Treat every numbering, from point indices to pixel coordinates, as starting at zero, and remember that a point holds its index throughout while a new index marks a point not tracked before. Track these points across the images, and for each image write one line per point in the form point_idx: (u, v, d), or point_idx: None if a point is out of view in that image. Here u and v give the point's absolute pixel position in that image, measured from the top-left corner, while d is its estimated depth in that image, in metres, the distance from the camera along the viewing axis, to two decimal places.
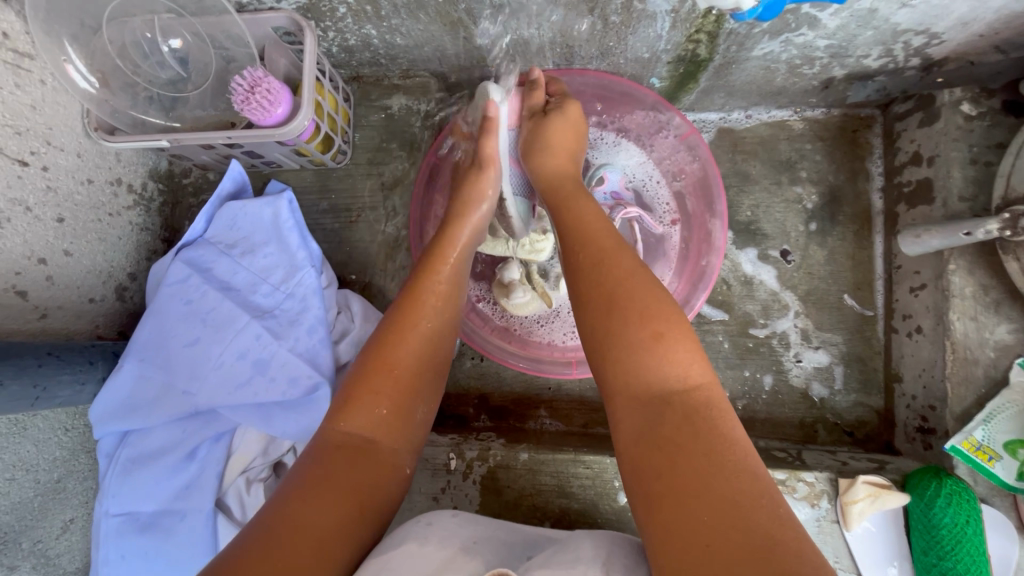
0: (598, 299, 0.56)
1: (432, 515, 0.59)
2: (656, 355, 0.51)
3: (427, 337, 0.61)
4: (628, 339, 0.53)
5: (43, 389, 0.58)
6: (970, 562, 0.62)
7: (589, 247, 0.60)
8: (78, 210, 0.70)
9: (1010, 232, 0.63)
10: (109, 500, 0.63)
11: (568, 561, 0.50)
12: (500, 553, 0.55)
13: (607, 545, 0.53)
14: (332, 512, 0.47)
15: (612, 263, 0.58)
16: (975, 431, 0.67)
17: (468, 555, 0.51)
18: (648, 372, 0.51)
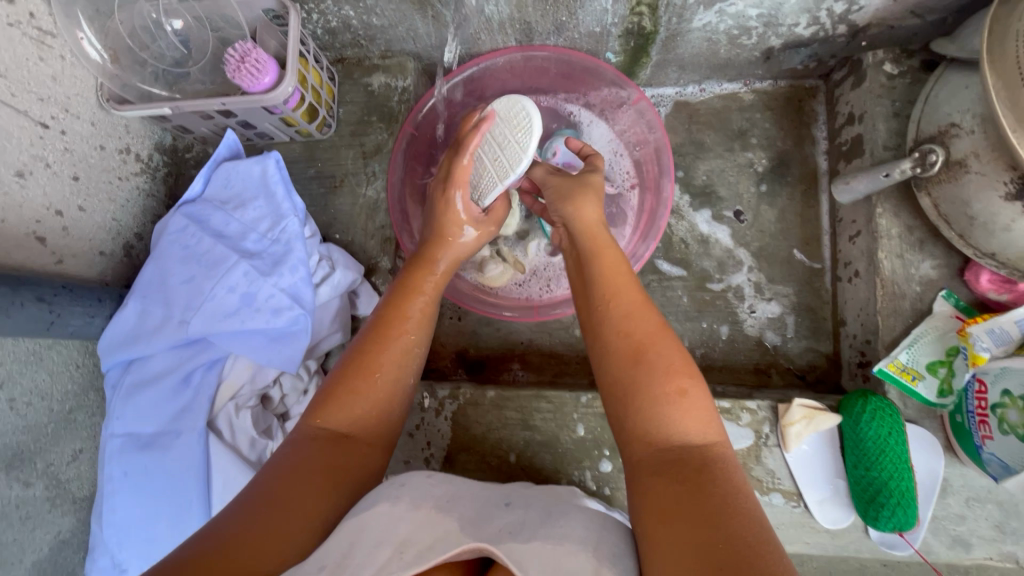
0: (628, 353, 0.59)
1: (405, 479, 0.62)
2: (667, 396, 0.56)
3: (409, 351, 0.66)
4: (655, 388, 0.57)
5: (56, 316, 0.67)
6: (893, 470, 0.66)
7: (617, 301, 0.63)
8: (90, 171, 0.79)
9: (920, 169, 0.70)
10: (114, 421, 0.71)
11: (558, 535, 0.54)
12: (473, 506, 0.60)
13: (592, 525, 0.57)
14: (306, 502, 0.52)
15: (638, 321, 0.61)
16: (900, 354, 0.72)
17: (441, 512, 0.56)
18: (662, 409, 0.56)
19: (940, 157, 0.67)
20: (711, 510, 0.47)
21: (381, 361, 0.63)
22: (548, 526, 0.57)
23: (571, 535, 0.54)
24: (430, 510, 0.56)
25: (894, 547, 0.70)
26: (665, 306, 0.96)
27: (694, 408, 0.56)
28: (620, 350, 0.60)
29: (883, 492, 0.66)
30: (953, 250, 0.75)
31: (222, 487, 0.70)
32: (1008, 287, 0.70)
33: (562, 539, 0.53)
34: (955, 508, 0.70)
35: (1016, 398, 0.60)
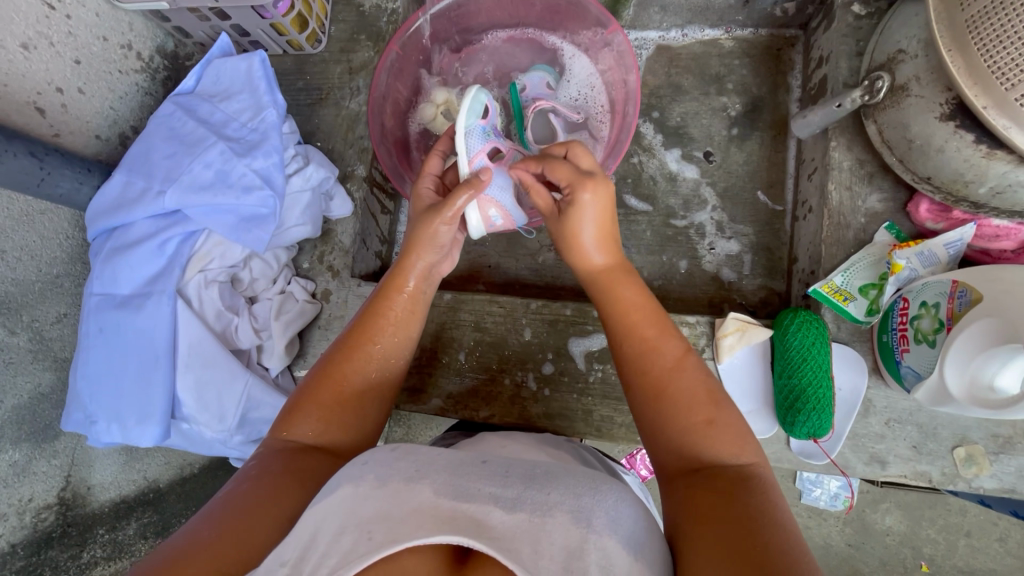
0: (645, 390, 0.59)
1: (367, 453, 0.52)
2: (695, 426, 0.55)
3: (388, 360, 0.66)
4: (680, 420, 0.56)
5: (47, 175, 0.73)
6: (812, 376, 0.69)
7: (635, 333, 0.62)
8: (92, 58, 0.85)
9: (868, 95, 0.71)
10: (94, 281, 0.77)
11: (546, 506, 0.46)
12: (447, 464, 0.50)
13: (589, 487, 0.49)
14: (286, 503, 0.51)
15: (653, 356, 0.60)
16: (836, 277, 0.75)
17: (411, 485, 0.47)
18: (689, 436, 0.55)
19: (886, 83, 0.69)
20: (751, 531, 0.45)
21: (353, 374, 0.63)
22: (535, 487, 0.48)
23: (563, 503, 0.46)
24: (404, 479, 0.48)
25: (812, 457, 0.73)
26: (629, 239, 1.00)
27: (723, 435, 0.54)
28: (642, 386, 0.59)
29: (801, 396, 0.69)
30: (899, 185, 0.77)
31: (189, 350, 0.78)
32: (944, 216, 0.72)
33: (552, 512, 0.45)
34: (875, 427, 0.73)
35: (930, 307, 0.63)
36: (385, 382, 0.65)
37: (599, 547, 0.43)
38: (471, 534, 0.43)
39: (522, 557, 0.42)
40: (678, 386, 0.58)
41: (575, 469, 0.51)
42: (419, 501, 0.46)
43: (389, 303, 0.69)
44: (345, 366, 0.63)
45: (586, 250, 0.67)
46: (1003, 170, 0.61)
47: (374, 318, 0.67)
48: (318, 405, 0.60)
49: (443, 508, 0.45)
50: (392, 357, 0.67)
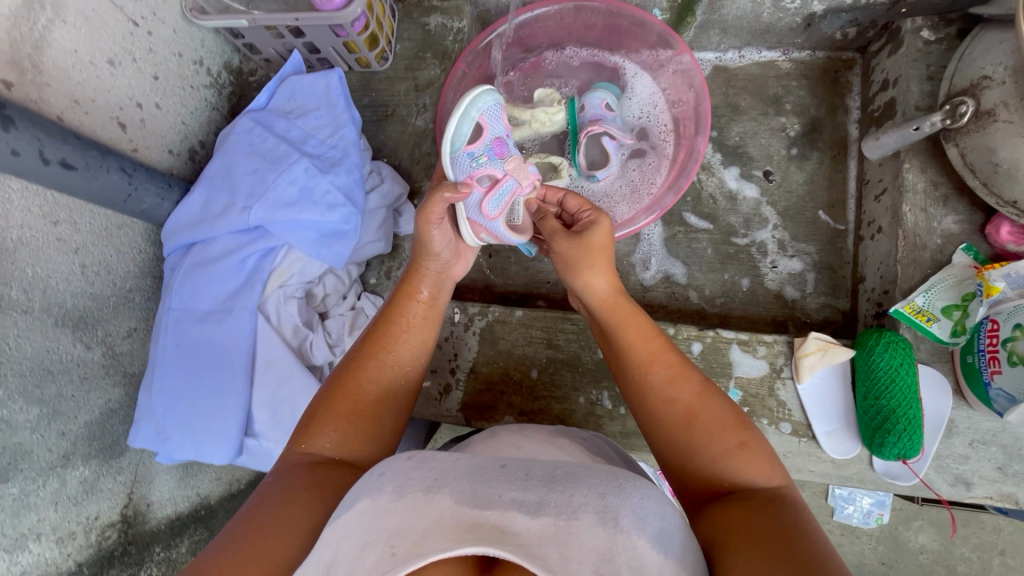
0: (673, 419, 0.56)
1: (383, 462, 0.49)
2: (728, 451, 0.52)
3: (404, 368, 0.64)
4: (713, 445, 0.53)
5: (134, 190, 0.73)
6: (902, 399, 0.69)
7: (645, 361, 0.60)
8: (168, 74, 0.85)
9: (950, 120, 0.73)
10: (173, 296, 0.77)
11: (570, 513, 0.42)
12: (463, 472, 0.47)
13: (612, 487, 0.44)
14: (297, 520, 0.48)
15: (677, 384, 0.58)
16: (917, 297, 0.75)
17: (427, 497, 0.44)
18: (718, 459, 0.52)
19: (970, 108, 0.70)
20: (800, 549, 0.42)
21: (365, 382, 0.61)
22: (558, 488, 0.44)
23: (588, 504, 0.42)
24: (422, 484, 0.45)
25: (898, 479, 0.73)
26: (690, 257, 1.00)
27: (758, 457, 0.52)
28: (668, 418, 0.56)
29: (889, 418, 0.69)
30: (975, 207, 0.78)
31: (267, 367, 0.78)
32: None
33: (579, 515, 0.41)
34: (959, 448, 0.73)
35: None
36: (397, 394, 0.63)
37: (631, 546, 0.39)
38: (495, 544, 0.39)
39: (549, 562, 0.38)
40: (709, 412, 0.55)
41: (597, 467, 0.47)
42: (438, 509, 0.43)
43: (395, 320, 0.67)
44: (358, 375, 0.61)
45: (592, 279, 0.66)
46: None
47: (386, 327, 0.66)
48: (332, 416, 0.58)
49: (468, 518, 0.42)
50: (407, 365, 0.65)
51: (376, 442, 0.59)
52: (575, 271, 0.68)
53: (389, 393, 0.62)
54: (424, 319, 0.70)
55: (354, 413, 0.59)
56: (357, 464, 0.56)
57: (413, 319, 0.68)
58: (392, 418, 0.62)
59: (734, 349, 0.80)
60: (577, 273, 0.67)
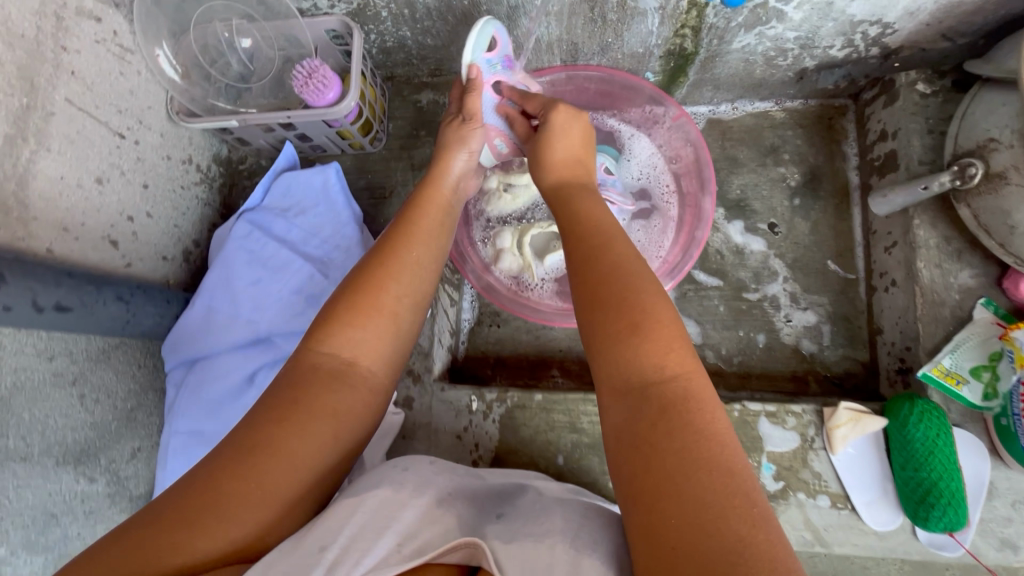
0: (602, 303, 0.60)
1: (408, 464, 0.68)
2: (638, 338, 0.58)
3: (415, 286, 0.69)
4: (624, 340, 0.58)
5: (132, 315, 0.70)
6: (942, 470, 0.67)
7: (591, 253, 0.65)
8: (158, 179, 0.83)
9: (959, 182, 0.73)
10: (177, 419, 0.72)
11: (540, 534, 0.56)
12: (470, 512, 0.63)
13: (576, 521, 0.60)
14: (282, 451, 0.54)
15: (622, 269, 0.63)
16: (944, 359, 0.74)
17: (439, 509, 0.60)
18: (632, 351, 0.57)
19: (979, 170, 0.71)
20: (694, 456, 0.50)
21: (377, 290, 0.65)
22: (534, 525, 0.59)
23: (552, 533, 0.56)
24: (433, 502, 0.61)
25: (944, 549, 0.71)
26: (702, 315, 0.99)
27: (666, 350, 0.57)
28: (600, 284, 0.62)
29: (933, 491, 0.67)
30: (989, 260, 0.78)
31: None
32: None
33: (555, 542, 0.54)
34: (1002, 510, 0.71)
35: None
36: (391, 312, 0.66)
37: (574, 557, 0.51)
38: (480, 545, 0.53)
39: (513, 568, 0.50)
40: (639, 305, 0.59)
41: (569, 508, 0.63)
42: (445, 524, 0.57)
43: (389, 242, 0.70)
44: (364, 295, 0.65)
45: (556, 153, 0.76)
46: None
47: (410, 228, 0.73)
48: (350, 318, 0.63)
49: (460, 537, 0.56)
50: (418, 286, 0.69)
51: (387, 363, 0.65)
52: (542, 160, 0.76)
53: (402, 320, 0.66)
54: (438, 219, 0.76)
55: (376, 316, 0.64)
56: (368, 379, 0.62)
57: (417, 247, 0.71)
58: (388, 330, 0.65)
59: (763, 421, 0.78)
60: (543, 161, 0.76)
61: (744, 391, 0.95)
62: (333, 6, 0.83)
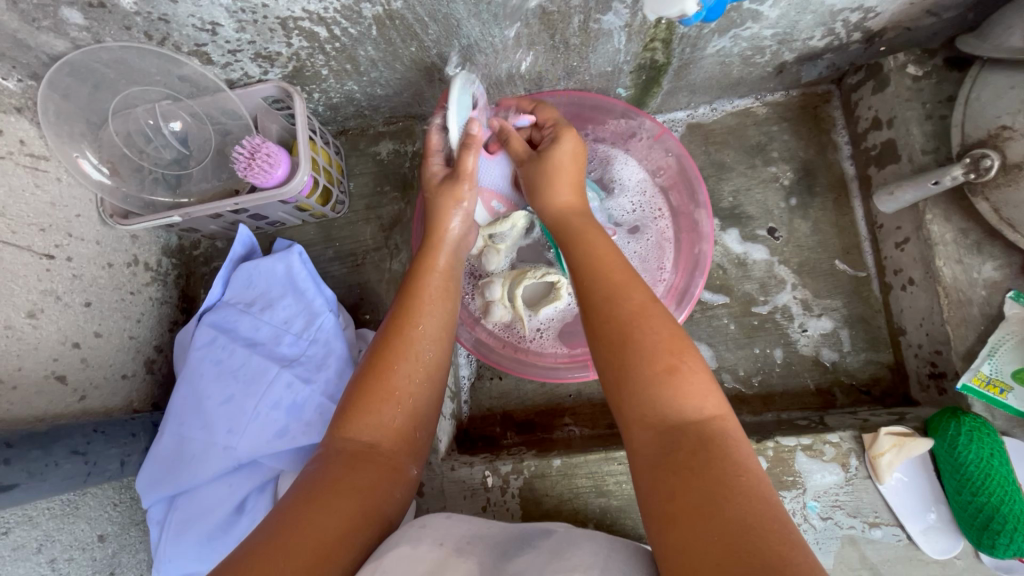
0: (617, 326, 0.56)
1: (425, 518, 0.59)
2: (659, 368, 0.53)
3: (424, 353, 0.67)
4: (644, 363, 0.53)
5: (92, 464, 0.62)
6: (1002, 493, 0.64)
7: (593, 279, 0.61)
8: (102, 292, 0.73)
9: (974, 174, 0.67)
10: (165, 565, 0.65)
11: (567, 566, 0.50)
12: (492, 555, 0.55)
13: (608, 549, 0.54)
14: (314, 527, 0.49)
15: (627, 293, 0.59)
16: (983, 366, 0.70)
17: (461, 558, 0.53)
18: (651, 380, 0.53)
19: (996, 161, 0.65)
20: (731, 489, 0.45)
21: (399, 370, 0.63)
22: (560, 557, 0.53)
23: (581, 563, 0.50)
24: (450, 549, 0.53)
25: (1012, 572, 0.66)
26: (713, 337, 0.93)
27: (691, 382, 0.52)
28: (610, 321, 0.57)
29: (995, 518, 0.64)
30: (1012, 249, 0.73)
31: None
32: None
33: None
34: None
35: None
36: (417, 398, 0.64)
37: None
38: None
39: None
40: (645, 328, 0.55)
41: (598, 536, 0.57)
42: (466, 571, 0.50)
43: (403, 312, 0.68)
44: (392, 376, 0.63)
45: (558, 190, 0.71)
46: None
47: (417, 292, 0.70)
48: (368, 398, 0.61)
49: None
50: (427, 352, 0.67)
51: (411, 445, 0.62)
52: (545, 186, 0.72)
53: (418, 394, 0.64)
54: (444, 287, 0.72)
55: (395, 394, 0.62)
56: (391, 463, 0.59)
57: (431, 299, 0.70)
58: (420, 403, 0.64)
59: (800, 455, 0.73)
60: (548, 187, 0.71)
61: (769, 412, 0.89)
62: (265, 72, 0.73)
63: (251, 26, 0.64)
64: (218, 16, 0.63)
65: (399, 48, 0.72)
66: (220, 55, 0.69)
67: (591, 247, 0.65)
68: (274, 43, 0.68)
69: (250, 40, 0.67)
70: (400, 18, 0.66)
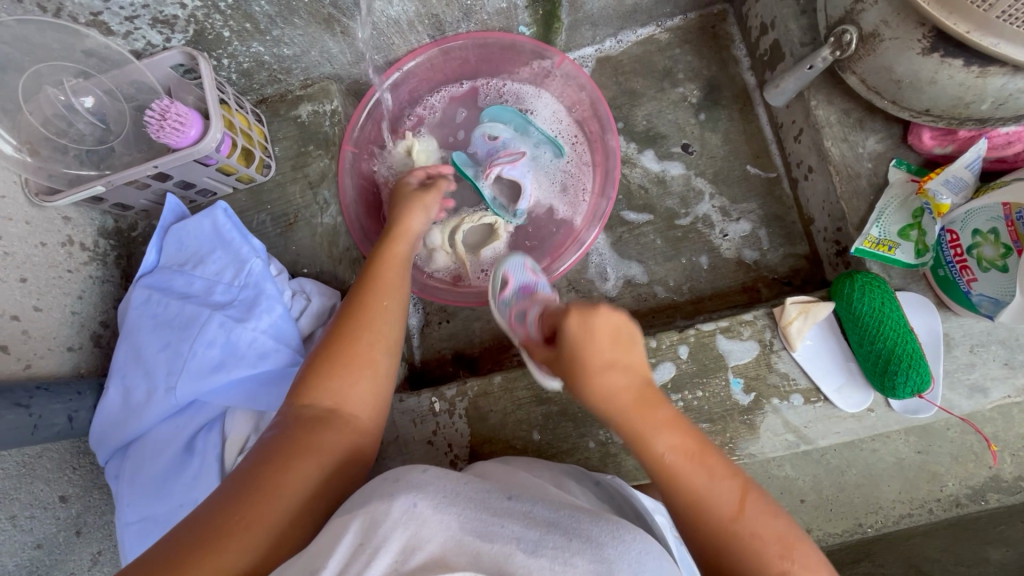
0: (726, 549, 0.54)
1: (399, 470, 0.52)
2: (773, 556, 0.53)
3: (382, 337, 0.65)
4: (759, 561, 0.53)
5: (39, 418, 0.65)
6: (896, 337, 0.69)
7: (681, 486, 0.56)
8: (38, 269, 0.75)
9: (839, 52, 0.72)
10: (126, 510, 0.67)
11: (567, 554, 0.46)
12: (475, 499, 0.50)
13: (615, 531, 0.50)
14: (285, 490, 0.53)
15: (720, 483, 0.56)
16: (872, 230, 0.75)
17: (436, 516, 0.47)
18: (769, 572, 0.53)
19: (854, 35, 0.70)
20: None
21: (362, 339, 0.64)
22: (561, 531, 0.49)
23: (584, 554, 0.46)
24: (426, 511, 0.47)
25: (920, 412, 0.71)
26: (642, 253, 0.97)
27: (806, 557, 0.53)
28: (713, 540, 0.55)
29: (892, 359, 0.69)
30: (890, 122, 0.78)
31: None
32: (950, 138, 0.72)
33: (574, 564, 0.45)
34: (963, 358, 0.72)
35: (987, 235, 0.63)
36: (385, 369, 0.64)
37: None
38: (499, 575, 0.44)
39: None
40: (752, 524, 0.54)
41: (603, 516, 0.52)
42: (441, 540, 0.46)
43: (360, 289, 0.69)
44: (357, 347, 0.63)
45: (610, 383, 0.60)
46: (1000, 83, 0.62)
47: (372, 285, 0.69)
48: (333, 371, 0.61)
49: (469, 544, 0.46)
50: (386, 336, 0.65)
51: (380, 411, 0.63)
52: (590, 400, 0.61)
53: (382, 371, 0.64)
54: (392, 277, 0.71)
55: (358, 367, 0.62)
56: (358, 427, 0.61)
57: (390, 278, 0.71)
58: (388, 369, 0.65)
59: (721, 338, 0.77)
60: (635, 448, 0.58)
61: (702, 315, 0.94)
62: (168, 39, 0.79)
63: None
64: None
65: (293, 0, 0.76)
66: (119, 24, 0.75)
67: (660, 422, 0.58)
68: (168, 6, 0.74)
69: (145, 4, 0.73)
70: None
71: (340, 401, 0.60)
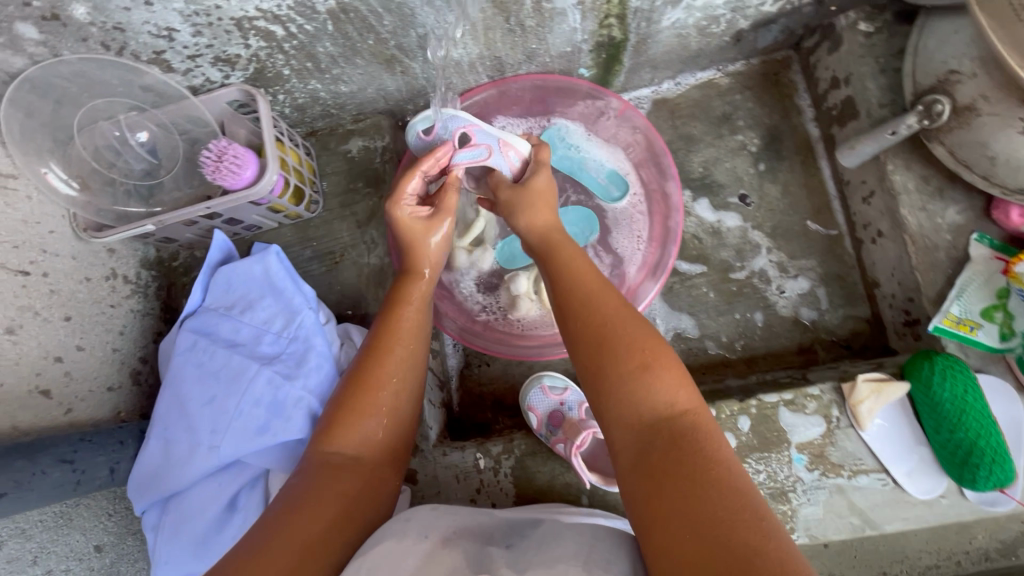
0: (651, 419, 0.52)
1: (410, 511, 0.57)
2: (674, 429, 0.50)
3: (399, 396, 0.62)
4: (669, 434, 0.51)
5: (81, 473, 0.63)
6: (979, 427, 0.66)
7: (645, 375, 0.54)
8: (82, 307, 0.73)
9: (927, 121, 0.69)
10: (162, 568, 0.65)
11: (551, 558, 0.49)
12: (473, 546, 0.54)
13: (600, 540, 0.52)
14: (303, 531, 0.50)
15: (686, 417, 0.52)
16: (953, 308, 0.72)
17: (445, 549, 0.51)
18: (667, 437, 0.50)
19: (947, 106, 0.67)
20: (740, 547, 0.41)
21: (380, 375, 0.61)
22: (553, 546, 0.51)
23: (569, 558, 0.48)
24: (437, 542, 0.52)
25: (996, 504, 0.68)
26: (694, 306, 0.94)
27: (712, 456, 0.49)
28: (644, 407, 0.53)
29: (974, 451, 0.66)
30: (972, 192, 0.75)
31: None
32: None
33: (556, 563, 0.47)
34: None
35: None
36: (399, 412, 0.62)
37: None
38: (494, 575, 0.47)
39: None
40: (676, 409, 0.52)
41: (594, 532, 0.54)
42: (450, 566, 0.49)
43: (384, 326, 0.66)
44: (374, 379, 0.61)
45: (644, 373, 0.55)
46: None
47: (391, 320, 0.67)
48: (347, 413, 0.59)
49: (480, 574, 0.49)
50: (401, 396, 0.62)
51: (391, 449, 0.61)
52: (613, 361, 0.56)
53: (398, 410, 0.62)
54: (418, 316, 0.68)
55: (369, 402, 0.60)
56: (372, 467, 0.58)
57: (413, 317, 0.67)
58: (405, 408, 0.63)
59: (784, 411, 0.74)
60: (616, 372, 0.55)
61: (754, 375, 0.90)
62: (227, 76, 0.76)
63: (207, 29, 0.67)
64: (173, 22, 0.66)
65: (357, 41, 0.73)
66: (180, 62, 0.72)
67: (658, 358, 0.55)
68: (232, 45, 0.70)
69: (208, 44, 0.70)
70: (354, 11, 0.68)
71: (352, 445, 0.58)
